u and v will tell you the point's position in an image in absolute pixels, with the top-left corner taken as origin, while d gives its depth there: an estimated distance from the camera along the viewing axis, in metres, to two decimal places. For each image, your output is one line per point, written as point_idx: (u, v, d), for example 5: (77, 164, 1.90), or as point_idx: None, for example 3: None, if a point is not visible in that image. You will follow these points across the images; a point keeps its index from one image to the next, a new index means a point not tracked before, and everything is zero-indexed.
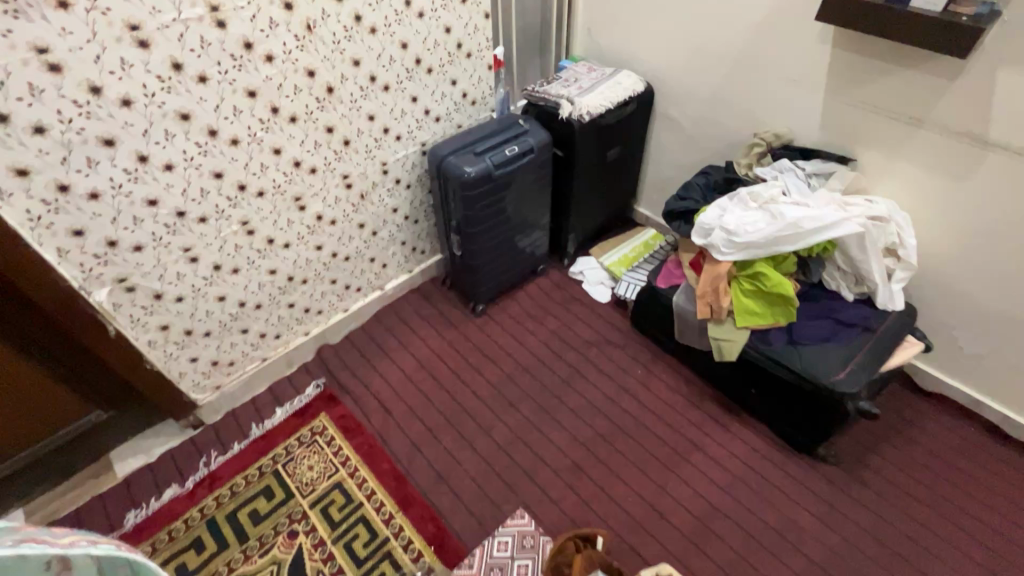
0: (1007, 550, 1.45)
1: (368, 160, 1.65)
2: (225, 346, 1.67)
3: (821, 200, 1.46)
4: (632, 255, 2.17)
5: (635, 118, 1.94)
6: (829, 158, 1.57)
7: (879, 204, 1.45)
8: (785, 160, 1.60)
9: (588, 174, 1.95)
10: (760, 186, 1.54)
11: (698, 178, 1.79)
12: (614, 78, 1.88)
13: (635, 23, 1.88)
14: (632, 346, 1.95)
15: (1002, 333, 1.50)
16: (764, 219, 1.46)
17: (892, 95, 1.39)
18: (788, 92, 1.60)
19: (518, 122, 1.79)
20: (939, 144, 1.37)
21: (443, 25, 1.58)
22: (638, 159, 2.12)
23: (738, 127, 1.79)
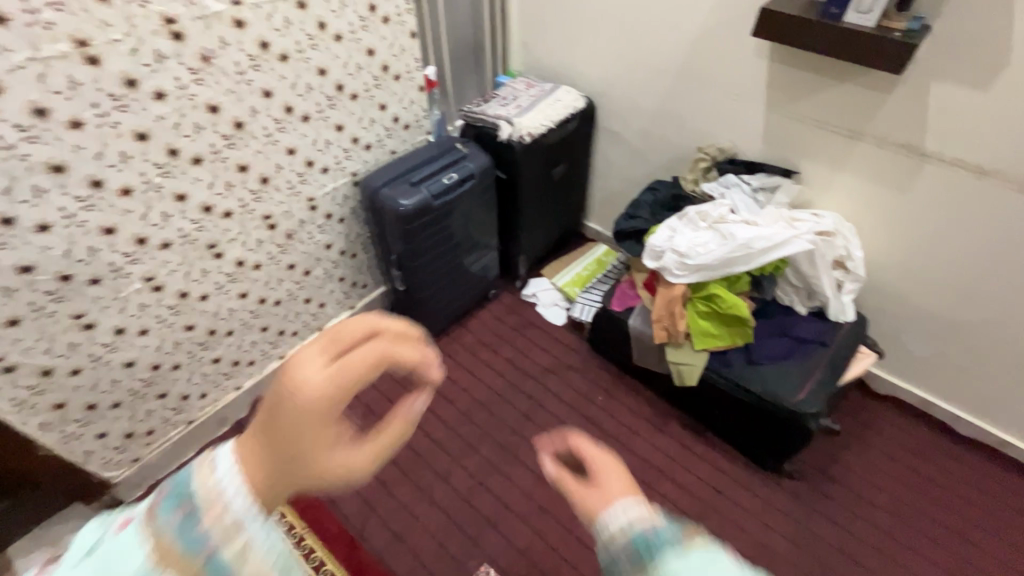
0: (969, 554, 1.45)
1: (292, 196, 1.50)
2: (140, 415, 1.48)
3: (770, 218, 1.43)
4: (586, 273, 2.09)
5: (578, 135, 1.87)
6: (774, 172, 1.54)
7: (825, 219, 1.44)
8: (734, 176, 1.57)
9: (534, 196, 1.87)
10: (709, 205, 1.50)
11: (646, 195, 1.74)
12: (553, 95, 1.80)
13: (570, 38, 1.81)
14: (591, 371, 1.88)
15: (948, 336, 1.52)
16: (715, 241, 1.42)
17: (830, 107, 1.38)
18: (728, 106, 1.57)
19: (456, 147, 1.69)
20: (878, 156, 1.37)
21: (365, 47, 1.45)
22: (584, 175, 2.06)
23: (681, 141, 1.75)
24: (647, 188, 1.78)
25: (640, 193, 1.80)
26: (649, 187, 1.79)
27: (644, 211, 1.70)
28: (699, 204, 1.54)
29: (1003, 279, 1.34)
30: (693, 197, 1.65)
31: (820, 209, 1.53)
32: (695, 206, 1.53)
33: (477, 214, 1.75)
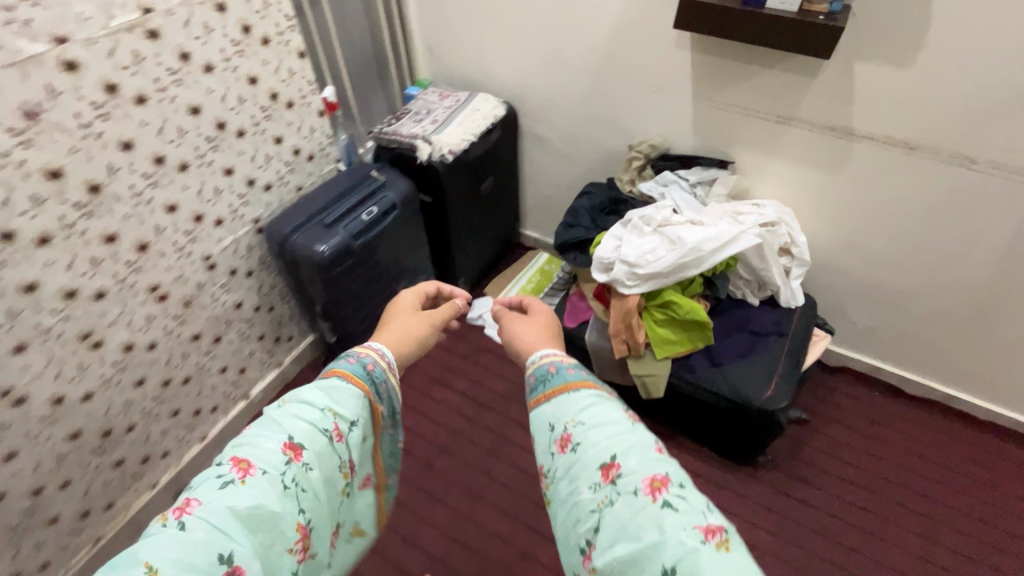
0: (937, 512, 1.49)
1: (182, 258, 1.27)
2: (27, 550, 1.21)
3: (715, 215, 1.37)
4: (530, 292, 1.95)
5: (503, 144, 1.74)
6: (709, 165, 1.50)
7: (766, 208, 1.40)
8: (671, 173, 1.52)
9: (464, 215, 1.72)
10: (650, 208, 1.43)
11: (583, 201, 1.65)
12: (469, 105, 1.66)
13: (479, 41, 1.67)
14: None
15: (890, 306, 1.54)
16: (663, 246, 1.34)
17: (758, 94, 1.34)
18: (655, 101, 1.50)
19: (371, 175, 1.50)
20: (809, 140, 1.35)
21: (243, 75, 1.24)
22: (513, 184, 1.94)
23: (611, 140, 1.67)
24: (582, 192, 1.69)
25: (575, 198, 1.70)
26: (584, 191, 1.69)
27: (584, 219, 1.61)
28: (641, 207, 1.46)
29: (936, 247, 1.37)
30: (631, 198, 1.57)
31: (758, 198, 1.50)
32: (637, 209, 1.46)
33: (406, 245, 1.57)
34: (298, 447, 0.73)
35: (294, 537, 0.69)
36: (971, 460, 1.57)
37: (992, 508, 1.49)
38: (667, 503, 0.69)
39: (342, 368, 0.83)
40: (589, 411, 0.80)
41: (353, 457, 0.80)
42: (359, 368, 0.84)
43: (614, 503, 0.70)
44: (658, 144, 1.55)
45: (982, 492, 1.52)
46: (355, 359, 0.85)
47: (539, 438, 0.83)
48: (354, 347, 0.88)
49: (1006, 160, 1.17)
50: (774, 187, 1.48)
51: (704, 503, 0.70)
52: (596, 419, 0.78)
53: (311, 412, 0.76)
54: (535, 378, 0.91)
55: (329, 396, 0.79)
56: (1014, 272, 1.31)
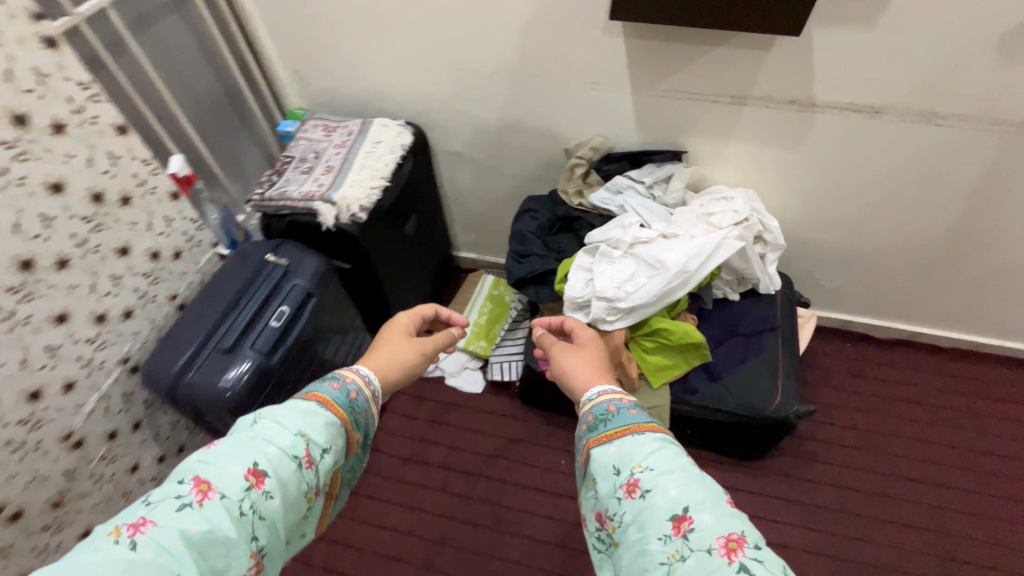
0: (935, 455, 1.51)
1: (27, 455, 0.91)
2: None
3: (689, 223, 1.20)
4: (492, 331, 1.71)
5: (418, 173, 1.45)
6: (663, 158, 1.31)
7: (736, 198, 1.25)
8: (623, 177, 1.32)
9: (394, 268, 1.43)
10: (614, 225, 1.24)
11: (528, 223, 1.42)
12: (367, 137, 1.34)
13: (359, 53, 1.33)
14: (538, 433, 1.59)
15: (858, 264, 1.50)
16: (641, 271, 1.17)
17: (707, 76, 1.16)
18: (589, 99, 1.28)
19: (268, 260, 1.16)
20: (768, 117, 1.20)
21: (39, 185, 0.85)
22: (438, 211, 1.65)
23: (543, 145, 1.43)
24: (523, 211, 1.46)
25: (516, 218, 1.46)
26: (525, 208, 1.46)
27: (536, 245, 1.39)
28: (601, 225, 1.27)
29: (903, 204, 1.31)
30: (583, 212, 1.37)
31: (719, 185, 1.35)
32: (598, 229, 1.26)
33: (336, 330, 1.26)
34: (261, 474, 0.67)
35: (245, 564, 0.64)
36: (950, 391, 1.61)
37: (981, 435, 1.53)
38: (742, 567, 0.60)
39: (329, 399, 0.78)
40: (654, 455, 0.71)
41: (321, 484, 0.74)
42: (340, 395, 0.80)
43: (686, 562, 0.62)
44: (600, 144, 1.34)
45: (967, 421, 1.56)
46: (339, 385, 0.81)
47: (602, 481, 0.73)
48: (335, 372, 0.84)
49: (974, 110, 1.09)
50: (734, 169, 1.34)
51: (779, 568, 0.61)
52: (668, 464, 0.70)
53: (281, 437, 0.71)
54: (593, 416, 0.81)
55: (303, 420, 0.73)
56: (980, 214, 1.28)
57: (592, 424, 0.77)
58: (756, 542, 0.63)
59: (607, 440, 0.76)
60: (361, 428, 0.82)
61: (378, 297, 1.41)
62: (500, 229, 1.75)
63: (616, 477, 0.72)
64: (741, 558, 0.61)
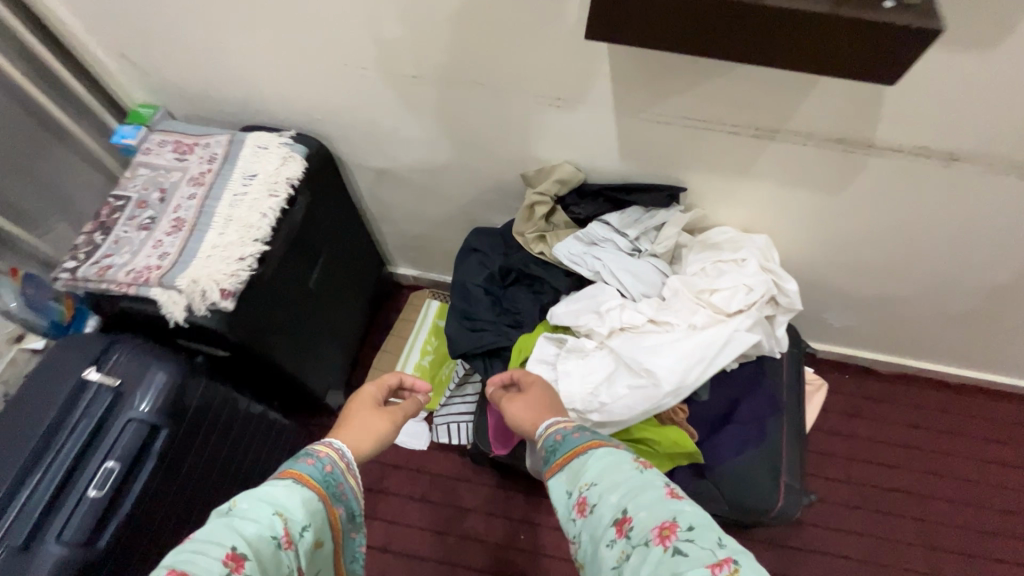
0: (933, 512, 1.36)
1: None
2: None
3: (687, 304, 0.89)
4: (439, 376, 1.41)
5: (322, 206, 1.05)
6: (654, 199, 0.96)
7: (748, 260, 0.93)
8: (599, 228, 0.98)
9: (296, 336, 1.07)
10: (586, 302, 0.91)
11: (475, 274, 1.07)
12: (236, 166, 0.93)
13: (214, 40, 0.90)
14: (494, 499, 1.36)
15: (878, 311, 1.24)
16: (622, 376, 0.86)
17: (725, 101, 0.80)
18: (552, 119, 0.90)
19: (91, 379, 0.79)
20: (801, 157, 0.86)
21: None
22: (361, 236, 1.28)
23: (493, 169, 1.06)
24: (468, 254, 1.10)
25: (457, 264, 1.10)
26: (471, 249, 1.10)
27: (485, 306, 1.05)
28: (570, 298, 0.93)
29: (954, 257, 1.02)
30: (546, 265, 1.03)
31: (725, 230, 1.02)
32: (565, 304, 0.93)
33: (211, 445, 0.91)
34: (241, 557, 0.54)
35: None
36: (954, 435, 1.44)
37: (983, 488, 1.38)
38: (678, 551, 0.53)
39: (305, 472, 0.65)
40: (605, 466, 0.62)
41: (303, 569, 0.61)
42: (318, 467, 0.67)
43: (629, 563, 0.54)
44: (570, 177, 0.99)
45: (970, 470, 1.40)
46: (315, 456, 0.68)
47: (559, 510, 0.65)
48: (309, 444, 0.69)
49: None
50: (746, 211, 1.01)
51: (717, 539, 0.53)
52: (614, 469, 0.62)
53: (259, 512, 0.58)
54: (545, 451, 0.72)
55: (277, 493, 0.61)
56: None
57: (543, 457, 0.69)
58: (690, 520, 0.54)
59: (560, 469, 0.66)
60: (345, 504, 0.68)
61: (277, 375, 1.07)
62: (444, 252, 1.40)
63: (568, 500, 0.64)
64: (678, 543, 0.53)
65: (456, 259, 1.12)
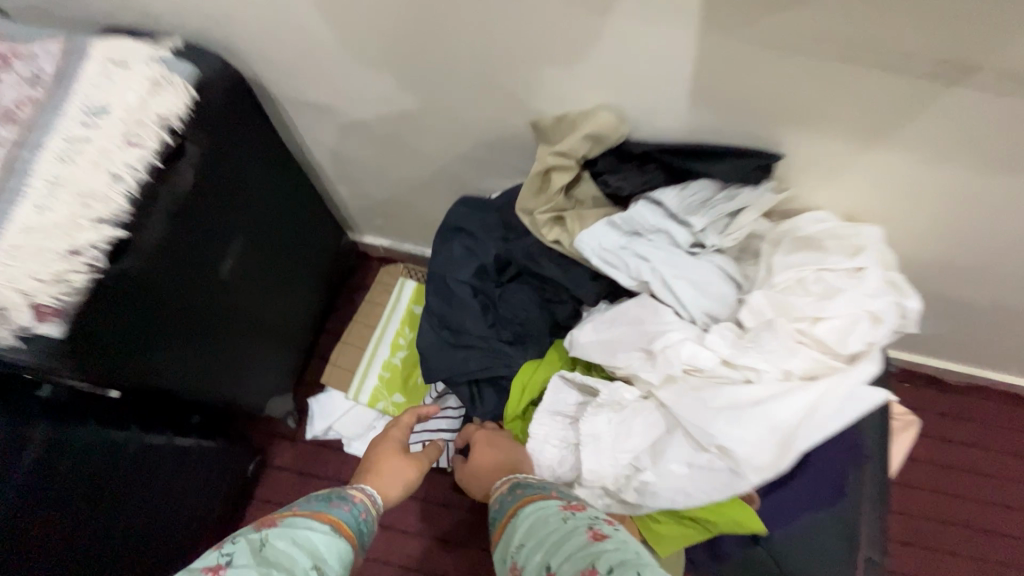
0: None
1: None
2: None
3: (784, 343, 0.58)
4: (413, 381, 1.07)
5: (235, 161, 0.71)
6: (734, 171, 0.64)
7: (873, 268, 0.61)
8: (647, 213, 0.66)
9: (205, 344, 0.76)
10: (625, 327, 0.63)
11: (459, 267, 0.75)
12: (74, 94, 0.57)
13: None
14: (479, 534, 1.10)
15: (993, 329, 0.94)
16: (678, 445, 0.57)
17: (890, 9, 0.47)
18: (582, 35, 0.58)
19: None
20: (979, 112, 0.54)
21: None
22: (305, 199, 0.94)
23: (488, 116, 0.73)
24: (451, 236, 0.78)
25: (437, 249, 0.79)
26: (457, 230, 0.78)
27: (472, 315, 0.74)
28: (601, 317, 0.65)
29: None
30: (565, 260, 0.71)
31: (820, 215, 0.68)
32: (595, 327, 0.64)
33: (47, 507, 0.62)
34: None
35: None
36: None
37: None
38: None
39: (341, 518, 0.57)
40: (533, 523, 0.51)
41: None
42: (352, 512, 0.60)
43: None
44: (606, 131, 0.65)
45: None
46: (348, 503, 0.61)
47: None
48: (338, 491, 0.63)
49: None
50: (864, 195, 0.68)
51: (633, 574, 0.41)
52: (544, 523, 0.51)
53: (294, 560, 0.48)
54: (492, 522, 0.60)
55: (312, 542, 0.51)
56: None
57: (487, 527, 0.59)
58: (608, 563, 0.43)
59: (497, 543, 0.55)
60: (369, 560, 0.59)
61: (177, 398, 0.76)
62: (423, 223, 1.06)
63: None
64: None
65: (436, 241, 0.80)
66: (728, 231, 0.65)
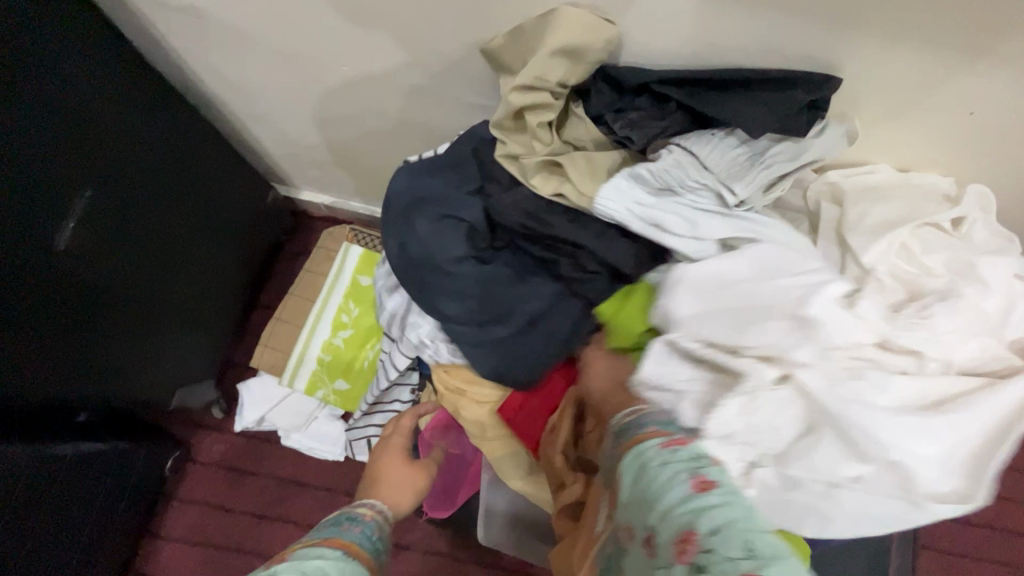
0: None
1: None
2: None
3: (963, 321, 0.41)
4: (357, 366, 0.89)
5: (41, 80, 0.52)
6: (775, 111, 0.42)
7: (996, 255, 0.44)
8: (693, 166, 0.45)
9: (29, 328, 0.57)
10: (738, 267, 0.42)
11: (441, 241, 0.51)
12: None
13: None
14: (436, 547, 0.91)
15: None
16: (823, 452, 0.39)
17: None
18: None
19: None
20: None
21: None
22: (195, 138, 0.74)
23: (416, 33, 0.54)
24: (404, 214, 0.54)
25: (390, 239, 0.54)
26: (411, 203, 0.54)
27: (484, 298, 0.51)
28: (698, 270, 0.42)
29: None
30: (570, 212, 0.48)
31: (875, 170, 0.49)
32: (698, 285, 0.41)
33: None
34: None
35: None
36: None
37: None
38: (698, 570, 0.27)
39: (356, 540, 0.44)
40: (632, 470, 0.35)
41: None
42: (365, 533, 0.46)
43: None
44: (584, 37, 0.45)
45: None
46: (358, 523, 0.47)
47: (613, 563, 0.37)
48: (347, 511, 0.50)
49: None
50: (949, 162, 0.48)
51: (745, 549, 0.27)
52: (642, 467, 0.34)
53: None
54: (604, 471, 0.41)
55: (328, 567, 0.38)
56: None
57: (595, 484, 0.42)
58: (715, 525, 0.28)
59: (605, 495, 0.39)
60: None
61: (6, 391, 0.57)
62: (356, 171, 0.85)
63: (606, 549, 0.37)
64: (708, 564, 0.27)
65: (382, 228, 0.56)
66: (770, 188, 0.46)
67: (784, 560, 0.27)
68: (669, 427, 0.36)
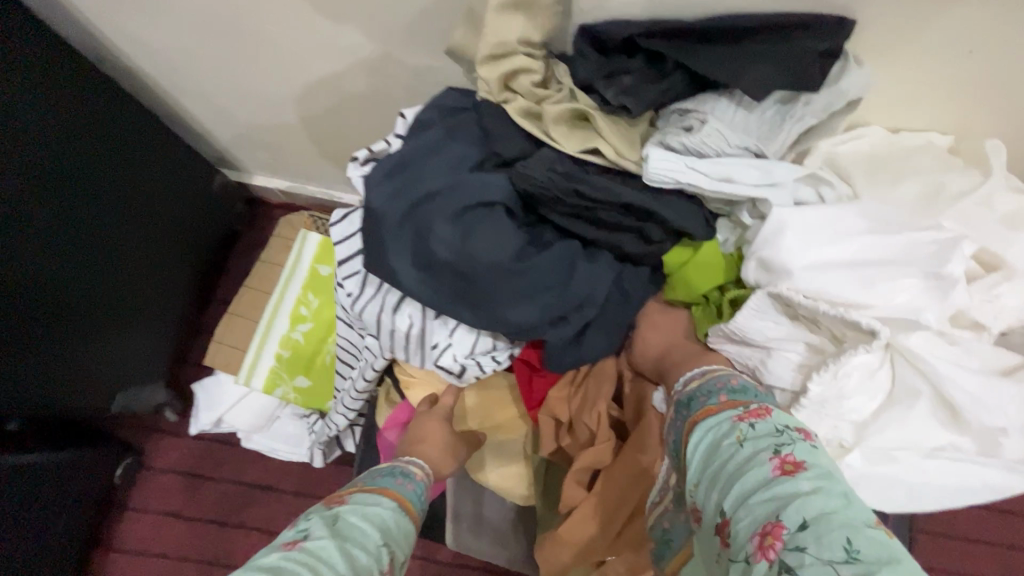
0: None
1: None
2: None
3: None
4: (320, 361, 0.83)
5: None
6: (782, 68, 0.36)
7: (994, 220, 0.40)
8: (728, 129, 0.38)
9: None
10: (854, 220, 0.38)
11: (496, 242, 0.40)
12: None
13: None
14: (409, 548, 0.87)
15: None
16: (902, 403, 0.37)
17: None
18: None
19: None
20: None
21: None
22: (122, 116, 0.67)
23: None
24: (409, 223, 0.41)
25: (399, 266, 0.41)
26: (415, 206, 0.40)
27: (553, 295, 0.41)
28: (803, 216, 0.38)
29: None
30: (565, 180, 0.40)
31: (869, 131, 0.44)
32: (804, 232, 0.37)
33: None
34: None
35: None
36: None
37: None
38: (788, 570, 0.26)
39: (408, 499, 0.42)
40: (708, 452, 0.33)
41: None
42: (415, 493, 0.44)
43: None
44: None
45: None
46: (409, 480, 0.45)
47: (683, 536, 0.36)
48: (401, 465, 0.46)
49: None
50: (949, 124, 0.43)
51: (844, 549, 0.25)
52: (720, 453, 0.32)
53: (366, 538, 0.35)
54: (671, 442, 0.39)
55: (380, 523, 0.37)
56: None
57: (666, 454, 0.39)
58: (806, 517, 0.27)
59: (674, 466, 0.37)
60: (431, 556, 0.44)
61: None
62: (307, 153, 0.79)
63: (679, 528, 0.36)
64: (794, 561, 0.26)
65: (380, 254, 0.41)
66: (799, 141, 0.40)
67: (891, 565, 0.24)
68: (746, 396, 0.35)
